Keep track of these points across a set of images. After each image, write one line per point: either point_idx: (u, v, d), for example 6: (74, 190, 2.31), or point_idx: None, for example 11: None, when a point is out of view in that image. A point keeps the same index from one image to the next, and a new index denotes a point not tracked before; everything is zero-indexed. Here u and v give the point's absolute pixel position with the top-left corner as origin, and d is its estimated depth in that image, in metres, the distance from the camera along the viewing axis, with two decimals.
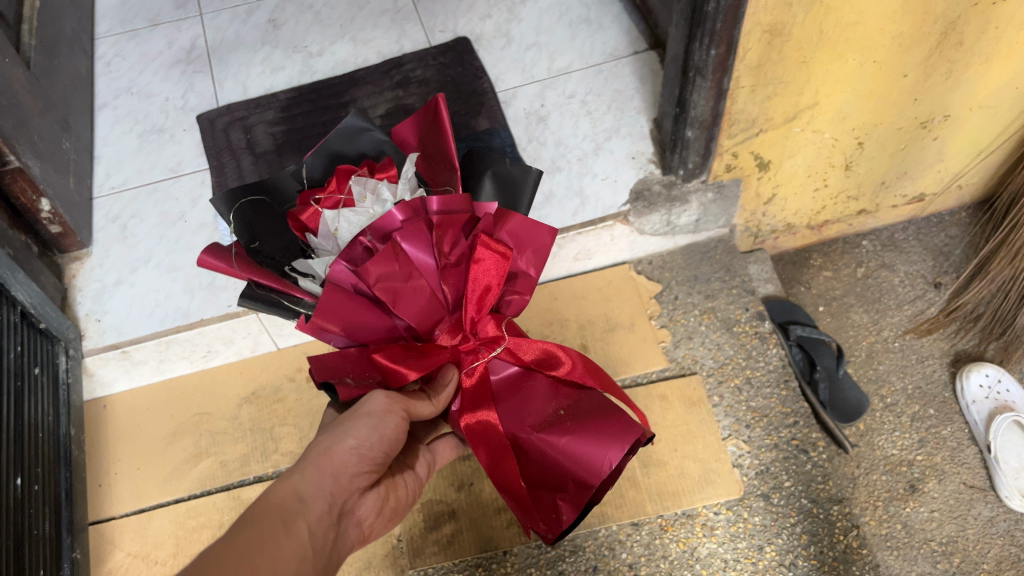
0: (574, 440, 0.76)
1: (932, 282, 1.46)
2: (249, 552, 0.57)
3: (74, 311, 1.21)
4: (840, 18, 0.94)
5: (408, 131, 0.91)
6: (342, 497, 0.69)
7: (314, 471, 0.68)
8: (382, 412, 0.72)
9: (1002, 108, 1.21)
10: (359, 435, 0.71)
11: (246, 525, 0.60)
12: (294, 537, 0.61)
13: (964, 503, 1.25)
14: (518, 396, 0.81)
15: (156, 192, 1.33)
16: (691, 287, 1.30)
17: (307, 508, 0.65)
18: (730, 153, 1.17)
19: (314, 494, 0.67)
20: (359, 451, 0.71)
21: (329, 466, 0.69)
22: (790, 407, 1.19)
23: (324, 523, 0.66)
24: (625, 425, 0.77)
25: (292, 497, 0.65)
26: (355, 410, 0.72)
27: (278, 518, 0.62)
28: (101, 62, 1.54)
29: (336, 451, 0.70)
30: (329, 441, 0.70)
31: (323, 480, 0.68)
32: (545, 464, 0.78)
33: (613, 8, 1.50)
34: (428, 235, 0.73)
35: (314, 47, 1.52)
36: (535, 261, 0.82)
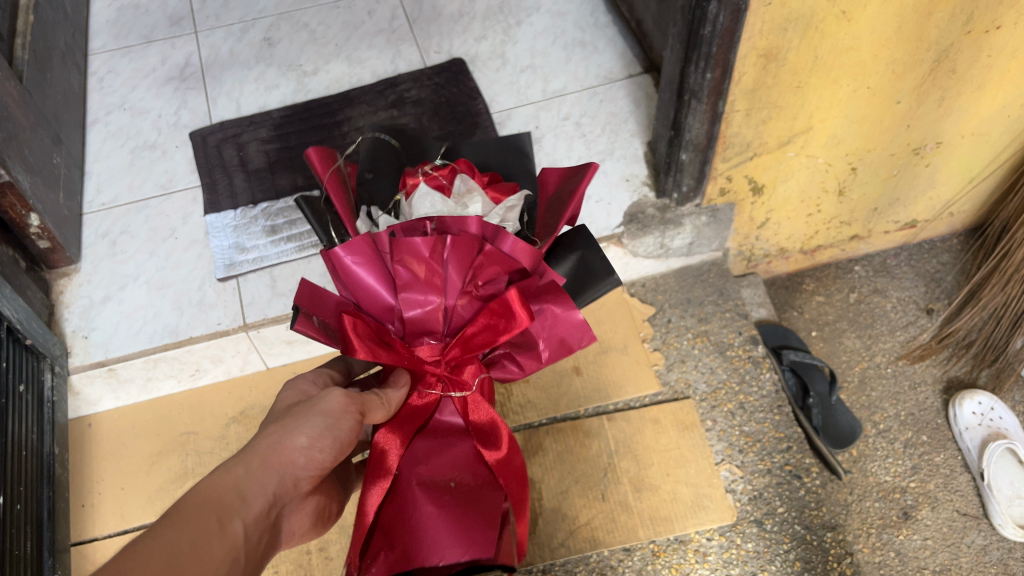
0: (437, 512, 0.70)
1: (924, 308, 1.46)
2: (178, 555, 0.55)
3: (60, 327, 1.19)
4: (835, 44, 0.95)
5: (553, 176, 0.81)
6: (286, 496, 0.66)
7: (259, 467, 0.65)
8: (338, 413, 0.69)
9: (994, 136, 1.22)
10: (311, 435, 0.68)
11: (173, 524, 0.57)
12: (228, 538, 0.59)
13: (957, 531, 1.24)
14: (442, 442, 0.75)
15: (146, 209, 1.32)
16: (684, 310, 1.29)
17: (246, 506, 0.62)
18: (724, 176, 1.17)
19: (257, 492, 0.64)
20: (309, 452, 0.68)
21: (276, 464, 0.66)
22: (784, 432, 1.18)
23: (262, 525, 0.63)
24: (481, 545, 0.69)
25: (230, 492, 0.62)
26: (311, 406, 0.70)
27: (213, 514, 0.59)
28: (94, 78, 1.54)
29: (285, 447, 0.67)
30: (279, 436, 0.67)
31: (268, 478, 0.65)
32: (404, 517, 0.71)
33: (608, 32, 1.51)
34: (472, 258, 0.68)
35: (309, 66, 1.52)
36: (552, 349, 0.76)
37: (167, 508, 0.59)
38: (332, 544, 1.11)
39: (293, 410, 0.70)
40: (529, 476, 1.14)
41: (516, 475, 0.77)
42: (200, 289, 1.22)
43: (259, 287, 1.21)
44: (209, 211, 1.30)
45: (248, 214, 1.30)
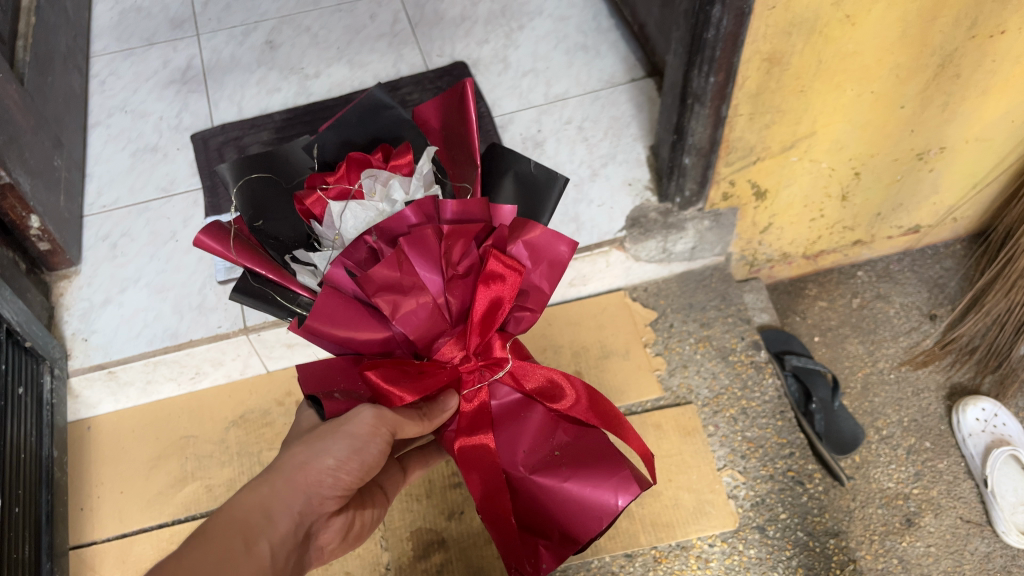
0: (575, 487, 0.73)
1: (927, 314, 1.45)
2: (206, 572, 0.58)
3: (60, 330, 1.19)
4: (839, 49, 0.94)
5: (431, 113, 0.84)
6: (310, 515, 0.69)
7: (286, 486, 0.68)
8: (366, 436, 0.69)
9: (998, 141, 1.21)
10: (338, 456, 0.69)
11: (200, 543, 0.60)
12: (254, 558, 0.62)
13: (961, 538, 1.23)
14: (515, 424, 0.77)
15: (147, 212, 1.32)
16: (686, 315, 1.29)
17: (269, 526, 0.65)
18: (727, 180, 1.17)
19: (281, 511, 0.67)
20: (336, 473, 0.70)
21: (301, 483, 0.68)
22: (786, 438, 1.17)
23: (287, 544, 0.66)
24: (623, 481, 0.73)
25: (255, 513, 0.65)
26: (338, 425, 0.69)
27: (238, 535, 0.62)
28: (95, 80, 1.54)
29: (312, 467, 0.69)
30: (307, 455, 0.69)
31: (294, 498, 0.68)
32: (535, 506, 0.74)
33: (610, 36, 1.51)
34: (437, 246, 0.69)
35: (311, 69, 1.52)
36: (549, 275, 0.77)
37: (195, 530, 0.62)
38: None
39: (320, 429, 0.71)
40: None
41: (600, 403, 0.79)
42: (200, 292, 1.21)
43: None
44: (210, 213, 1.30)
45: None
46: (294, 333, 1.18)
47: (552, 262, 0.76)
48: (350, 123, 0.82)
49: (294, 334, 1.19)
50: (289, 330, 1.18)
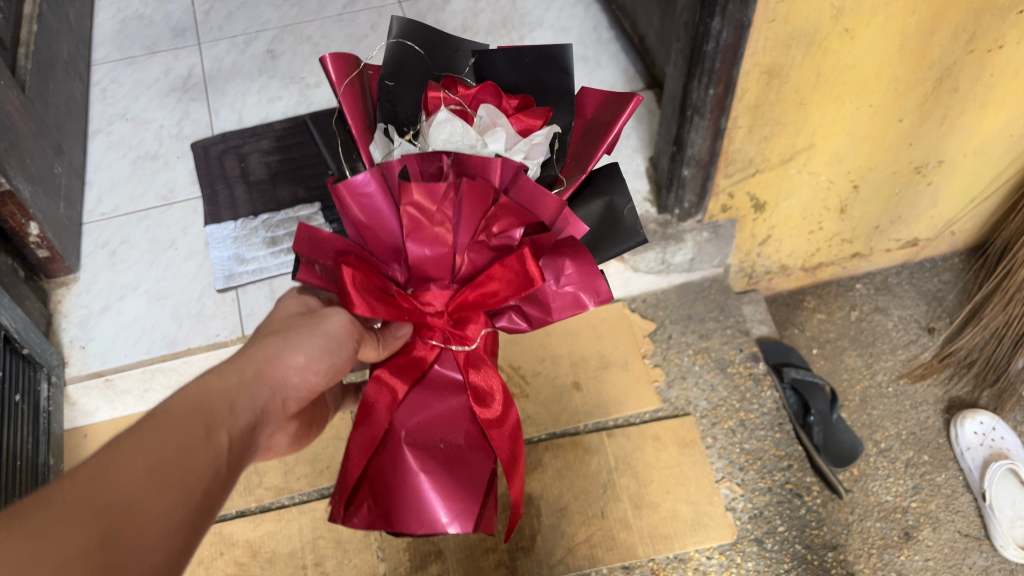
0: (428, 482, 0.64)
1: (925, 327, 1.46)
2: (151, 464, 0.49)
3: (58, 337, 1.19)
4: (838, 62, 0.95)
5: (592, 96, 0.72)
6: (274, 414, 0.61)
7: (253, 379, 0.60)
8: (338, 338, 0.64)
9: (996, 154, 1.22)
10: (308, 355, 0.63)
11: (152, 429, 0.51)
12: (213, 448, 0.53)
13: (959, 552, 1.23)
14: (434, 398, 0.68)
15: (146, 219, 1.32)
16: (685, 326, 1.29)
17: (236, 418, 0.57)
18: (726, 192, 1.17)
19: (247, 404, 0.58)
20: (303, 374, 0.63)
21: (269, 377, 0.61)
22: (784, 450, 1.18)
23: (249, 441, 0.57)
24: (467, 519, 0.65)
25: (221, 401, 0.56)
26: (313, 325, 0.65)
27: (199, 422, 0.54)
28: (96, 88, 1.54)
29: (281, 363, 0.62)
30: (277, 349, 0.62)
31: (260, 392, 0.60)
32: (387, 474, 0.66)
33: (611, 48, 1.51)
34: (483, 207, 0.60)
35: (312, 78, 1.52)
36: (564, 304, 0.68)
37: (152, 409, 0.53)
38: (329, 558, 1.10)
39: (291, 327, 0.65)
40: (528, 492, 1.13)
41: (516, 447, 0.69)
42: (199, 300, 1.22)
43: (258, 299, 1.21)
44: (209, 221, 1.30)
45: (248, 225, 1.29)
46: None
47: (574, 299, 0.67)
48: (526, 58, 0.73)
49: None
50: None
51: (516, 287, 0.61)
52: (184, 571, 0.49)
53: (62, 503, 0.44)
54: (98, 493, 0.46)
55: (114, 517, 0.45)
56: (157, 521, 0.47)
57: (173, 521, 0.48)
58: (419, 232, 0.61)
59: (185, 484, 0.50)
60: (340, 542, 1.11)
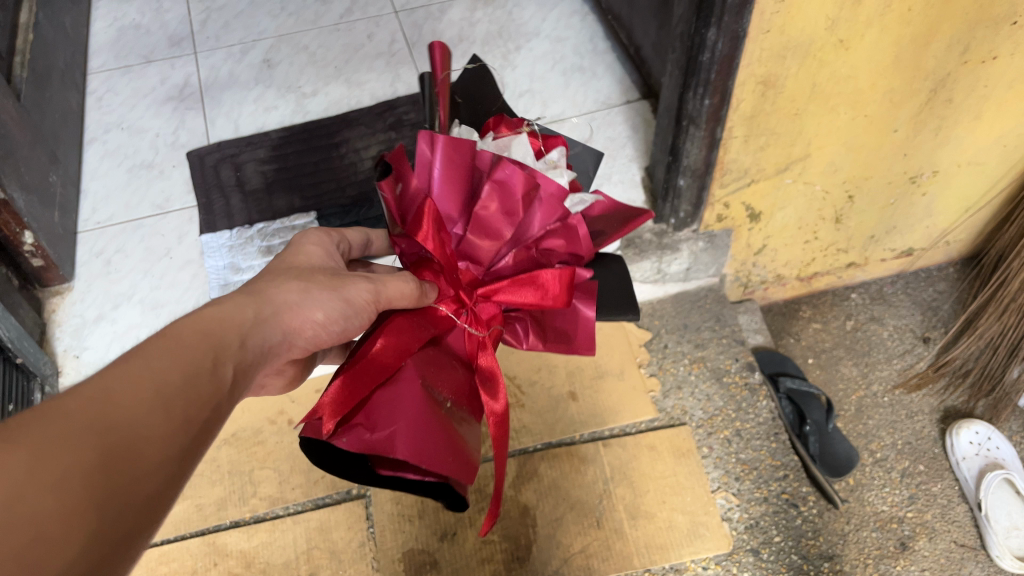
0: (435, 421, 0.64)
1: (921, 337, 1.46)
2: (162, 383, 0.51)
3: (51, 346, 1.18)
4: (833, 73, 0.95)
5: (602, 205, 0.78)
6: (276, 356, 0.64)
7: (267, 321, 0.62)
8: (360, 305, 0.67)
9: (990, 165, 1.22)
10: (328, 313, 0.65)
11: (165, 351, 0.53)
12: (218, 379, 0.55)
13: (955, 563, 1.22)
14: (444, 365, 0.70)
15: (142, 228, 1.32)
16: (680, 335, 1.29)
17: (239, 350, 0.59)
18: (722, 203, 1.17)
19: (257, 343, 0.61)
20: (317, 330, 0.65)
21: (282, 321, 0.63)
22: (780, 460, 1.17)
23: (251, 378, 0.60)
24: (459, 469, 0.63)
25: (228, 332, 0.58)
26: (338, 283, 0.67)
27: (208, 351, 0.56)
28: (92, 96, 1.54)
29: (299, 312, 0.64)
30: (297, 299, 0.64)
31: (272, 334, 0.62)
32: (394, 402, 0.64)
33: (607, 58, 1.52)
34: (554, 217, 0.68)
35: (308, 87, 1.52)
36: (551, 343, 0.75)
37: (162, 331, 0.55)
38: (324, 569, 1.10)
39: (313, 279, 0.67)
40: (524, 502, 1.13)
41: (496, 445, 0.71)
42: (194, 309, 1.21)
43: None
44: (205, 230, 1.30)
45: (243, 235, 1.29)
46: None
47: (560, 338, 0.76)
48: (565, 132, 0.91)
49: None
50: None
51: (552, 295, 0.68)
52: (176, 487, 0.50)
53: (66, 417, 0.46)
54: (105, 407, 0.48)
55: (116, 436, 0.47)
56: (158, 443, 0.49)
57: (172, 445, 0.50)
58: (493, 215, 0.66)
59: (186, 411, 0.51)
60: (334, 552, 1.11)
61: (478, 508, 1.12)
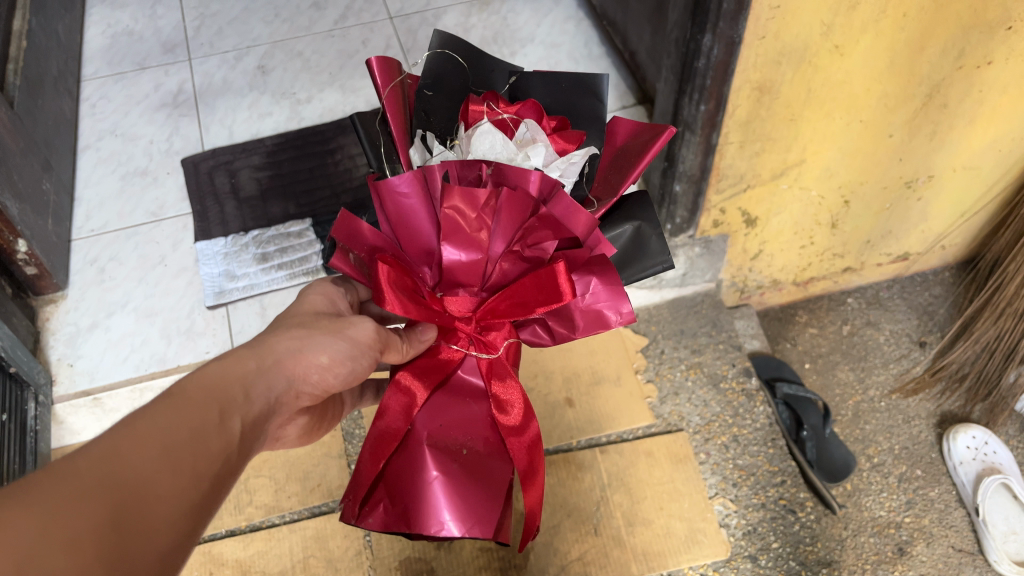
0: (444, 482, 0.65)
1: (917, 341, 1.46)
2: (172, 440, 0.51)
3: (45, 355, 1.17)
4: (828, 78, 0.95)
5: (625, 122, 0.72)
6: (286, 404, 0.64)
7: (271, 369, 0.62)
8: (361, 347, 0.67)
9: (985, 169, 1.22)
10: (333, 356, 0.66)
11: (173, 406, 0.53)
12: (226, 435, 0.55)
13: (953, 568, 1.22)
14: (461, 403, 0.70)
15: (136, 235, 1.31)
16: (677, 341, 1.29)
17: (247, 404, 0.59)
18: (718, 208, 1.17)
19: (263, 392, 0.61)
20: (323, 373, 0.65)
21: (290, 369, 0.63)
22: (778, 466, 1.17)
23: (259, 428, 0.60)
24: (478, 526, 0.65)
25: (235, 386, 0.58)
26: (339, 328, 0.67)
27: (215, 405, 0.56)
28: (86, 104, 1.53)
29: (304, 357, 0.64)
30: (302, 343, 0.64)
31: (277, 382, 0.62)
32: (406, 473, 0.67)
33: (602, 63, 1.52)
34: (524, 216, 0.63)
35: (303, 94, 1.52)
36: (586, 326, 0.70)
37: (168, 390, 0.55)
38: None
39: (315, 325, 0.67)
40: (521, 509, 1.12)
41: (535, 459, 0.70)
42: (188, 317, 1.20)
43: (248, 315, 1.20)
44: (200, 237, 1.29)
45: (238, 242, 1.28)
46: None
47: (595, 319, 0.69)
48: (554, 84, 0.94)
49: None
50: None
51: (548, 299, 0.64)
52: (187, 546, 0.50)
53: (76, 476, 0.46)
54: (110, 468, 0.48)
55: (122, 494, 0.47)
56: (167, 502, 0.49)
57: (179, 503, 0.50)
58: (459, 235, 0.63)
59: (196, 468, 0.51)
60: (330, 561, 1.10)
61: None
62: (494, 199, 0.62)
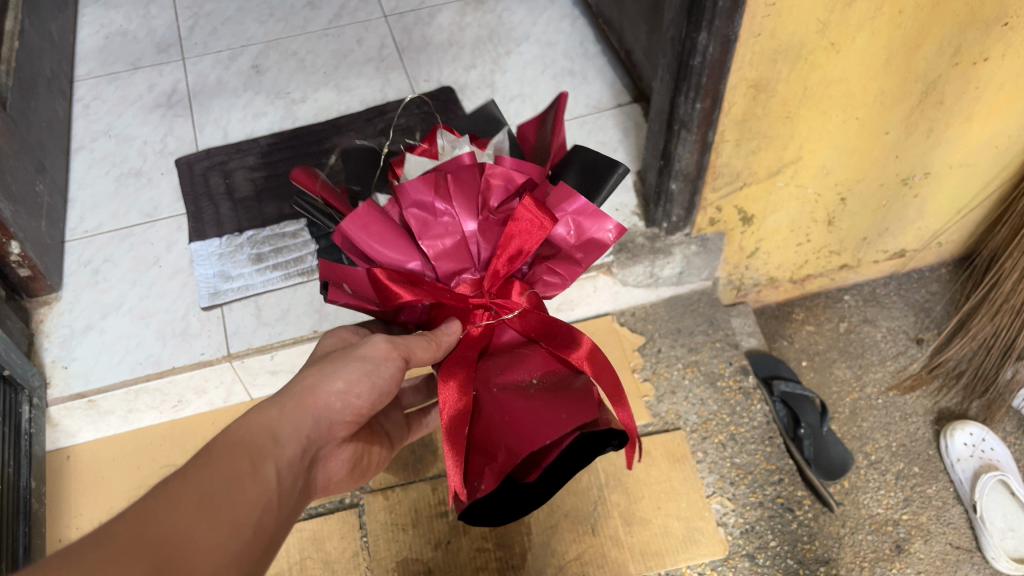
0: (527, 406, 0.69)
1: (914, 338, 1.46)
2: (208, 494, 0.56)
3: (40, 357, 1.16)
4: (824, 76, 0.95)
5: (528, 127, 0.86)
6: (317, 440, 0.68)
7: (294, 409, 0.66)
8: (377, 360, 0.71)
9: (982, 166, 1.22)
10: (347, 379, 0.70)
11: (206, 463, 0.58)
12: (259, 480, 0.59)
13: (950, 565, 1.22)
14: (508, 356, 0.75)
15: (130, 237, 1.31)
16: (674, 339, 1.28)
17: (276, 449, 0.63)
18: (714, 206, 1.17)
19: (291, 435, 0.65)
20: (345, 398, 0.70)
21: (311, 406, 0.68)
22: (775, 464, 1.17)
23: (293, 470, 0.64)
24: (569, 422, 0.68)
25: (262, 435, 0.63)
26: (353, 351, 0.72)
27: (246, 457, 0.60)
28: (79, 104, 1.52)
29: (323, 390, 0.69)
30: (317, 378, 0.69)
31: (303, 421, 0.66)
32: (490, 422, 0.70)
33: (597, 62, 1.52)
34: (476, 184, 0.73)
35: (297, 93, 1.51)
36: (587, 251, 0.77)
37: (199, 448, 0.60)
38: None
39: (327, 359, 0.72)
40: None
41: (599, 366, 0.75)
42: (183, 318, 1.20)
43: (243, 316, 1.20)
44: (194, 238, 1.29)
45: (233, 242, 1.28)
46: (278, 358, 1.18)
47: (594, 242, 0.76)
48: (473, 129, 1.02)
49: (277, 362, 1.19)
50: (272, 356, 1.17)
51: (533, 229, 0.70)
52: None
53: (113, 540, 0.50)
54: (146, 530, 0.52)
55: (163, 547, 0.51)
56: (207, 550, 0.53)
57: (219, 550, 0.54)
58: (428, 217, 0.73)
59: (234, 516, 0.56)
60: (327, 562, 1.10)
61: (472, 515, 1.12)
62: (444, 183, 0.73)
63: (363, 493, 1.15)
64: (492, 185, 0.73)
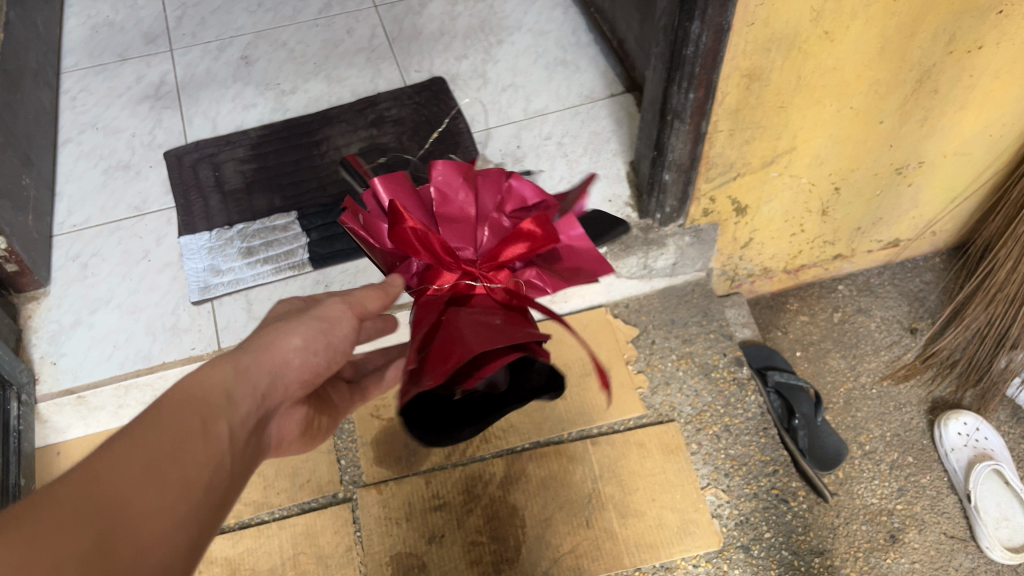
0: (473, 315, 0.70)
1: (908, 328, 1.45)
2: (158, 455, 0.50)
3: (28, 353, 1.15)
4: (818, 65, 0.94)
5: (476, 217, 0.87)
6: (270, 400, 0.62)
7: (251, 364, 0.61)
8: (331, 318, 0.67)
9: (976, 155, 1.22)
10: (304, 336, 0.64)
11: (155, 419, 0.52)
12: (214, 442, 0.54)
13: (945, 554, 1.22)
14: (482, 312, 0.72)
15: (119, 231, 1.29)
16: (668, 331, 1.28)
17: (230, 408, 0.57)
18: (708, 197, 1.16)
19: (246, 392, 0.59)
20: (303, 354, 0.64)
21: (265, 362, 0.62)
22: (769, 456, 1.16)
23: (246, 428, 0.58)
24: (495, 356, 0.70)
25: (216, 393, 0.57)
26: (307, 310, 0.67)
27: (198, 416, 0.54)
28: (66, 96, 1.51)
29: (278, 346, 0.63)
30: (273, 334, 0.64)
31: (257, 380, 0.61)
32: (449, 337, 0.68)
33: (590, 51, 1.50)
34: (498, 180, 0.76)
35: (287, 84, 1.50)
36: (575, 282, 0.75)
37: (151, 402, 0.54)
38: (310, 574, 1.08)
39: (289, 315, 0.67)
40: (512, 503, 1.12)
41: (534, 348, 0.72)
42: (173, 313, 1.19)
43: (234, 310, 1.19)
44: (184, 232, 1.28)
45: (223, 236, 1.27)
46: None
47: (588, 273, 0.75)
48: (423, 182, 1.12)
49: None
50: None
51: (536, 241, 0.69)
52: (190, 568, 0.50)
53: (60, 503, 0.45)
54: (92, 487, 0.46)
55: (112, 514, 0.46)
56: (158, 511, 0.48)
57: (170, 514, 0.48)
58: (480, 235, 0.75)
59: (184, 477, 0.50)
60: (321, 557, 1.10)
61: (466, 509, 1.12)
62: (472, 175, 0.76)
63: (357, 487, 1.15)
64: (524, 193, 0.76)
